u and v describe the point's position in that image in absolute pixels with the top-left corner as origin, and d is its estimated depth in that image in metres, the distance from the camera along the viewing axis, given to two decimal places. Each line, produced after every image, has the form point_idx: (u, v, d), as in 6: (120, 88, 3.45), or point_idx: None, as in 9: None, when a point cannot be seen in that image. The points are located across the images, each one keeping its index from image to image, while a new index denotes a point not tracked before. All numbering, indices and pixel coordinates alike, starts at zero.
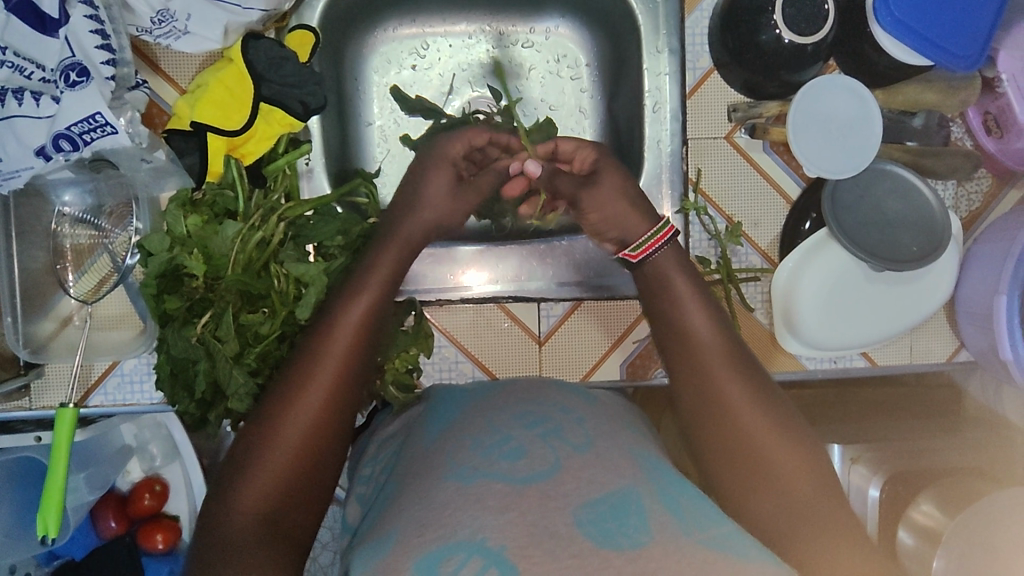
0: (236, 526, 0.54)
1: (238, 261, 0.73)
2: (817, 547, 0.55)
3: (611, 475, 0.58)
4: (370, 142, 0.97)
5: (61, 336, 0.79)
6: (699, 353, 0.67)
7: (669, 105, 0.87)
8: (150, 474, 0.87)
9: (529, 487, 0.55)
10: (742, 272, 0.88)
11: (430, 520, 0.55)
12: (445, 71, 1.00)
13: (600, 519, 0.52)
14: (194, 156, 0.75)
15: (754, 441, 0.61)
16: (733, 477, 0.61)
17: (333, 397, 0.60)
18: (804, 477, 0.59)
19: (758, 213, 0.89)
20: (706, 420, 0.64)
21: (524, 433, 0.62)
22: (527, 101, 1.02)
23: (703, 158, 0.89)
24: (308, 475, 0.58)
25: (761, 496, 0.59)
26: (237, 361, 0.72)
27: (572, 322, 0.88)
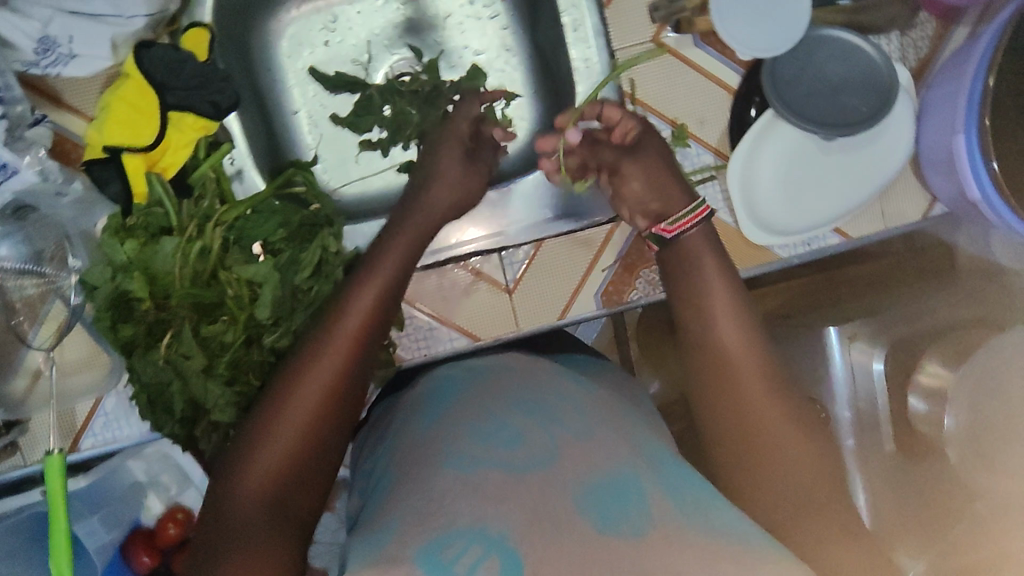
0: (238, 516, 0.53)
1: (185, 275, 0.71)
2: (821, 540, 0.51)
3: (610, 458, 0.58)
4: (300, 131, 0.95)
5: (36, 389, 0.79)
6: (710, 316, 0.65)
7: (588, 20, 0.83)
8: (171, 504, 0.88)
9: (528, 475, 0.56)
10: (695, 174, 0.86)
11: (433, 509, 0.54)
12: (359, 39, 0.97)
13: (600, 500, 0.52)
14: (116, 184, 0.74)
15: (766, 420, 0.58)
16: (741, 459, 0.58)
17: (338, 383, 0.60)
18: (814, 464, 0.56)
19: (702, 111, 0.86)
20: (715, 388, 0.61)
21: (522, 419, 0.63)
22: (450, 52, 0.98)
23: (635, 68, 0.86)
24: (321, 442, 0.58)
25: (766, 478, 0.56)
26: (208, 373, 0.72)
27: (537, 264, 0.86)
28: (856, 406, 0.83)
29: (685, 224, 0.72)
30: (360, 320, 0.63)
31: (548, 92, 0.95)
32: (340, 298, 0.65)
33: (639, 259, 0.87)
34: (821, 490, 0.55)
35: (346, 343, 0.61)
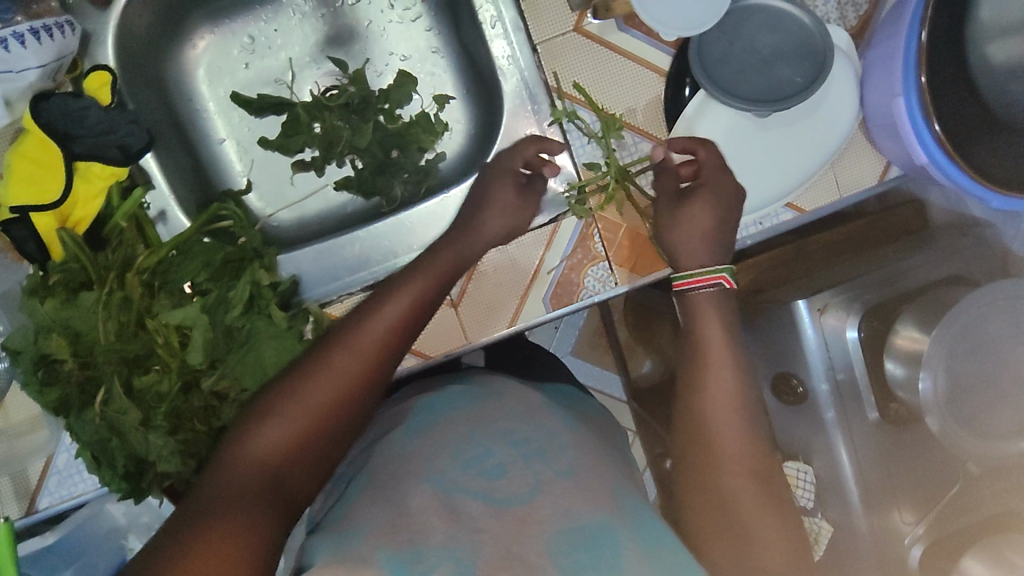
0: (245, 471, 0.56)
1: (109, 328, 0.69)
2: None
3: (587, 505, 0.59)
4: (229, 159, 0.92)
5: None
6: (709, 379, 0.66)
7: (507, 14, 0.80)
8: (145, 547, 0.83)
9: (505, 510, 0.58)
10: (633, 165, 0.83)
11: (403, 520, 0.57)
12: (280, 57, 0.94)
13: (574, 550, 0.55)
14: (30, 244, 0.72)
15: (737, 488, 0.61)
16: (706, 526, 0.61)
17: (359, 378, 0.62)
18: (778, 546, 0.59)
19: (634, 97, 0.82)
20: (694, 451, 0.65)
21: (506, 451, 0.65)
22: (375, 60, 0.95)
23: (559, 61, 0.82)
24: (325, 427, 0.60)
25: (720, 545, 0.60)
26: (145, 425, 0.69)
27: (479, 275, 0.83)
28: (835, 379, 0.73)
29: (689, 284, 0.73)
30: (393, 326, 0.65)
31: (479, 92, 0.92)
32: (366, 306, 0.67)
33: (585, 256, 0.84)
34: (782, 570, 0.59)
35: (375, 344, 0.64)
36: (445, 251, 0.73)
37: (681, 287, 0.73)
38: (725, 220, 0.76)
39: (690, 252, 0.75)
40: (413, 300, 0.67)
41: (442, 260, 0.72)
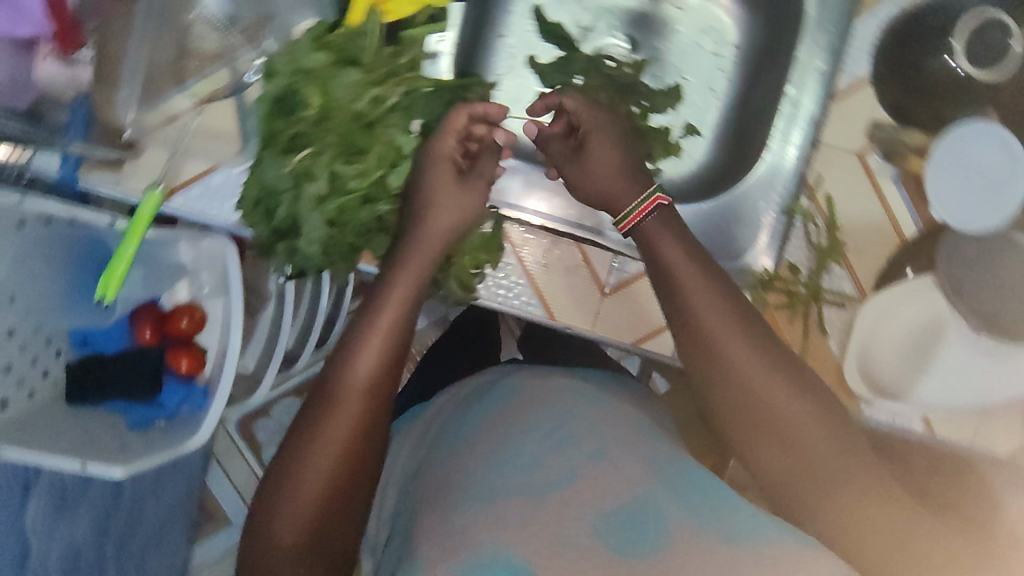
0: (281, 556, 0.60)
1: (351, 110, 0.75)
2: (836, 496, 0.62)
3: (628, 484, 0.64)
4: (497, 55, 0.97)
5: (167, 129, 0.79)
6: (704, 311, 0.67)
7: (808, 108, 0.83)
8: (193, 301, 1.12)
9: (549, 496, 0.63)
10: (829, 293, 0.83)
11: (455, 541, 0.60)
12: (590, 8, 0.98)
13: (619, 525, 0.61)
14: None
15: (752, 385, 0.65)
16: (746, 429, 0.66)
17: (354, 435, 0.62)
18: (813, 425, 0.64)
19: (863, 240, 0.84)
20: (695, 354, 0.68)
21: (538, 445, 0.69)
22: (662, 64, 0.98)
23: (828, 169, 0.84)
24: (346, 486, 0.62)
25: (766, 447, 0.65)
26: (319, 205, 0.74)
27: (642, 283, 0.85)
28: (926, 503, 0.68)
29: (632, 222, 0.75)
30: (373, 370, 0.63)
31: (730, 146, 0.94)
32: (354, 334, 0.65)
33: None
34: (827, 452, 0.63)
35: (362, 397, 0.62)
36: (417, 256, 0.69)
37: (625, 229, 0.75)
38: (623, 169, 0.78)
39: (615, 186, 0.77)
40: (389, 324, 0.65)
41: (410, 266, 0.68)
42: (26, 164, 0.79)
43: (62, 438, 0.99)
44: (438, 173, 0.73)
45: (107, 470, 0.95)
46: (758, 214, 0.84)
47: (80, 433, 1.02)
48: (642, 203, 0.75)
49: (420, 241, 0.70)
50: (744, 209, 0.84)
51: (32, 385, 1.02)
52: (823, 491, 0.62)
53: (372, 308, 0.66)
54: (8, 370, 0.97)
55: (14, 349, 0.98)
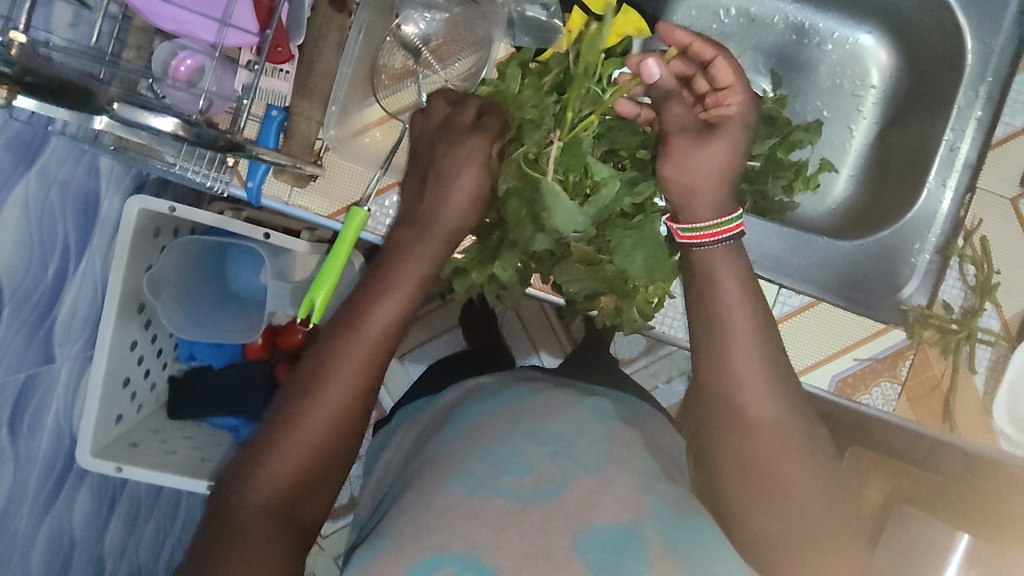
0: (247, 515, 0.57)
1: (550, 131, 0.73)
2: (798, 556, 0.61)
3: (618, 506, 0.60)
4: None
5: (357, 142, 0.76)
6: (735, 369, 0.62)
7: (965, 152, 0.87)
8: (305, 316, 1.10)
9: (531, 505, 0.59)
10: (983, 332, 0.86)
11: (428, 525, 0.58)
12: (740, 45, 1.02)
13: (599, 547, 0.57)
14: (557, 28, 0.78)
15: (776, 459, 0.60)
16: (743, 491, 0.61)
17: (354, 392, 0.62)
18: (818, 503, 0.60)
19: (1013, 281, 0.88)
20: (714, 398, 0.63)
21: (532, 448, 0.64)
22: (806, 99, 1.01)
23: (984, 211, 0.88)
24: (332, 451, 0.61)
25: (765, 514, 0.61)
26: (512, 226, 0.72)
27: (805, 316, 0.86)
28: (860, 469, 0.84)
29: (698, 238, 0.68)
30: (370, 357, 0.63)
31: (867, 182, 0.99)
32: (369, 290, 0.65)
33: (887, 369, 0.86)
34: (821, 523, 0.60)
35: (359, 382, 0.62)
36: (412, 246, 0.66)
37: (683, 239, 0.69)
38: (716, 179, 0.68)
39: (699, 198, 0.68)
40: (393, 317, 0.64)
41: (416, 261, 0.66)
42: (225, 191, 0.76)
43: (141, 450, 0.93)
44: (462, 158, 0.67)
45: None
46: (911, 252, 0.88)
47: (158, 442, 0.97)
48: (726, 224, 0.67)
49: (438, 230, 0.67)
50: (899, 248, 0.88)
51: (140, 399, 0.97)
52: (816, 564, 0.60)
53: (373, 293, 0.64)
54: (125, 384, 0.92)
55: (133, 361, 0.93)
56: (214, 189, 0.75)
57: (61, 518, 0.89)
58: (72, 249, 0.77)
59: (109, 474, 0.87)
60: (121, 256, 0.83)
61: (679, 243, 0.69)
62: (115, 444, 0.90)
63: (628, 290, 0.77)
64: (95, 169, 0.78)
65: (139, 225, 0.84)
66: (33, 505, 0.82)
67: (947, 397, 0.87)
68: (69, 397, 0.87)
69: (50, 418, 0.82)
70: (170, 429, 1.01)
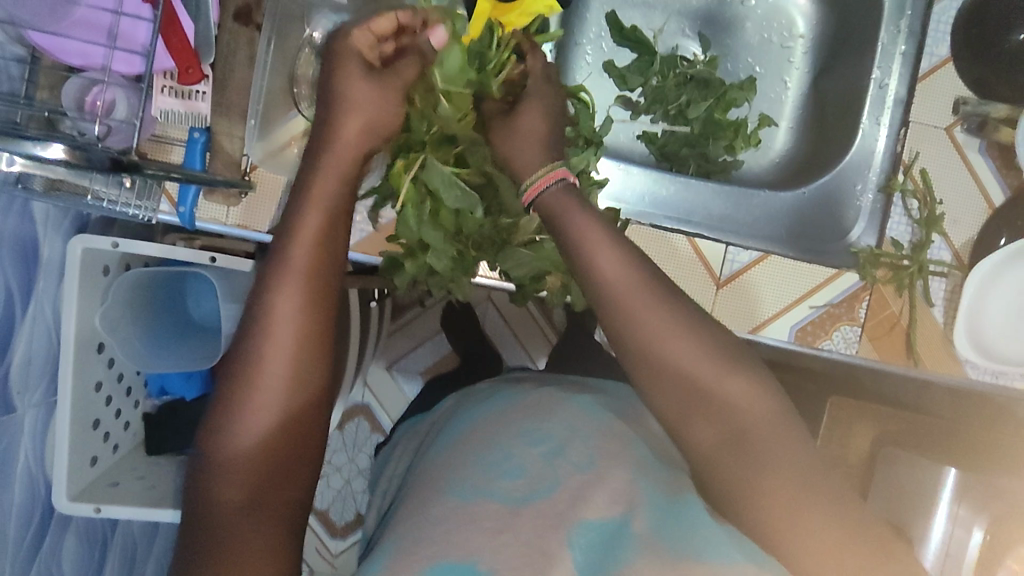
0: (218, 519, 0.55)
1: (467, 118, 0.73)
2: (777, 505, 0.56)
3: (608, 503, 0.59)
4: (577, 62, 1.00)
5: (285, 154, 0.76)
6: (656, 311, 0.58)
7: (894, 89, 0.88)
8: None
9: (525, 507, 0.59)
10: (935, 264, 0.86)
11: (423, 537, 0.57)
12: (665, 11, 1.02)
13: (589, 546, 0.56)
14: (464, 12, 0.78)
15: (729, 399, 0.57)
16: (707, 438, 0.58)
17: (293, 372, 0.56)
18: (779, 439, 0.57)
19: (958, 210, 0.87)
20: (645, 344, 0.58)
21: (526, 450, 0.64)
22: (736, 58, 1.02)
23: (921, 144, 0.87)
24: (292, 439, 0.57)
25: (766, 489, 0.55)
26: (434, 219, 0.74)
27: (757, 271, 0.86)
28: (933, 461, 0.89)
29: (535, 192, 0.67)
30: (290, 351, 0.56)
31: (806, 132, 1.00)
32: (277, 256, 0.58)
33: (846, 313, 0.86)
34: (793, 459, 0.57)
35: (284, 377, 0.56)
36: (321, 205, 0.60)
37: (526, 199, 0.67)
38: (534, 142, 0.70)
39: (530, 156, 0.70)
40: (297, 298, 0.57)
41: (310, 239, 0.58)
42: (155, 218, 0.76)
43: (119, 488, 0.92)
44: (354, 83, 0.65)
45: None
46: (853, 194, 0.89)
47: (136, 478, 0.97)
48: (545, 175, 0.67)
49: (320, 196, 0.60)
50: (839, 191, 0.89)
51: (115, 438, 0.97)
52: (799, 500, 0.56)
53: (269, 279, 0.57)
54: (96, 425, 0.92)
55: (101, 403, 0.92)
56: (145, 218, 0.76)
57: (47, 565, 0.88)
58: (18, 296, 0.77)
59: (90, 515, 0.87)
60: (70, 296, 0.83)
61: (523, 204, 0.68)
62: (93, 486, 0.90)
63: (572, 265, 0.77)
64: (30, 215, 0.78)
65: (84, 264, 0.83)
66: (15, 555, 0.82)
67: (908, 332, 0.86)
68: (39, 443, 0.86)
69: (20, 465, 0.82)
70: (150, 465, 1.01)
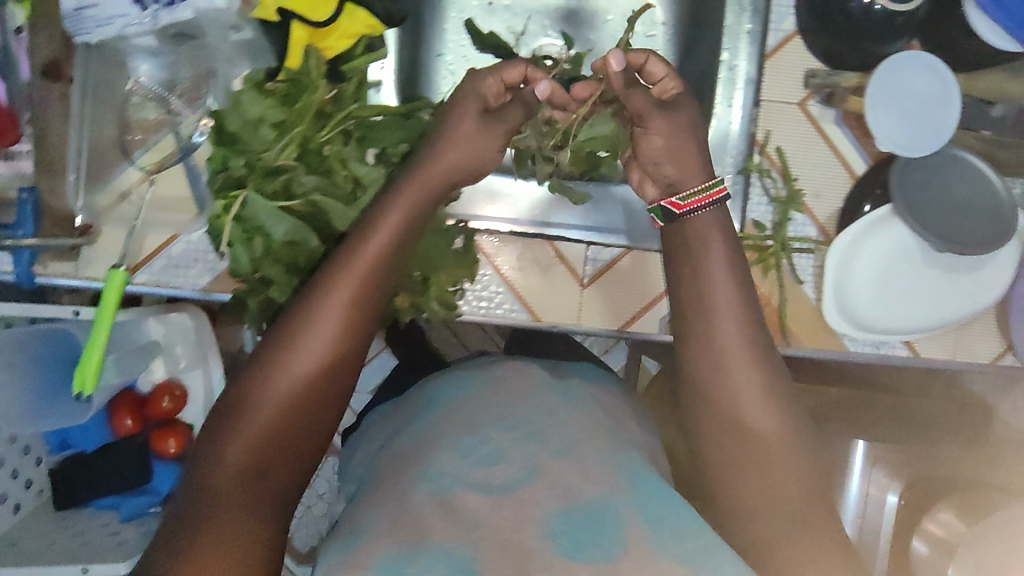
0: (224, 479, 0.60)
1: (289, 150, 0.71)
2: (776, 533, 0.60)
3: (587, 484, 0.60)
4: (437, 73, 0.95)
5: (119, 207, 0.78)
6: (718, 329, 0.67)
7: (744, 68, 0.86)
8: (172, 378, 1.07)
9: (506, 496, 0.59)
10: (797, 242, 0.86)
11: (405, 521, 0.59)
12: (522, 11, 0.99)
13: (573, 529, 0.56)
14: (275, 47, 0.76)
15: (759, 427, 0.64)
16: (722, 453, 0.64)
17: (329, 358, 0.64)
18: (787, 465, 0.63)
19: (822, 184, 0.86)
20: (700, 359, 0.67)
21: (502, 435, 0.65)
22: (598, 53, 1.00)
23: (775, 124, 0.86)
24: (306, 415, 0.63)
25: (752, 514, 0.62)
26: (268, 252, 0.71)
27: (618, 268, 0.87)
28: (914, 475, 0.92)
29: (694, 205, 0.72)
30: (330, 339, 0.64)
31: None
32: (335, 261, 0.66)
33: None
34: (796, 490, 0.62)
35: (307, 371, 0.63)
36: (381, 224, 0.66)
37: (683, 209, 0.72)
38: (684, 145, 0.74)
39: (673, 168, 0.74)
40: (349, 295, 0.65)
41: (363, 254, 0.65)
42: None
43: (20, 549, 0.93)
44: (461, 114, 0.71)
45: (111, 567, 0.92)
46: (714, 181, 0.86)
47: (36, 537, 0.96)
48: (711, 189, 0.72)
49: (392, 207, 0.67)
50: None
51: (15, 499, 0.98)
52: (789, 526, 0.61)
53: (326, 277, 0.65)
54: None
55: None
56: None
57: None
58: None
59: None
60: None
61: (679, 216, 0.72)
62: None
63: (420, 285, 0.78)
64: None
65: None
66: None
67: (778, 313, 0.86)
68: None
69: None
70: (58, 522, 1.02)
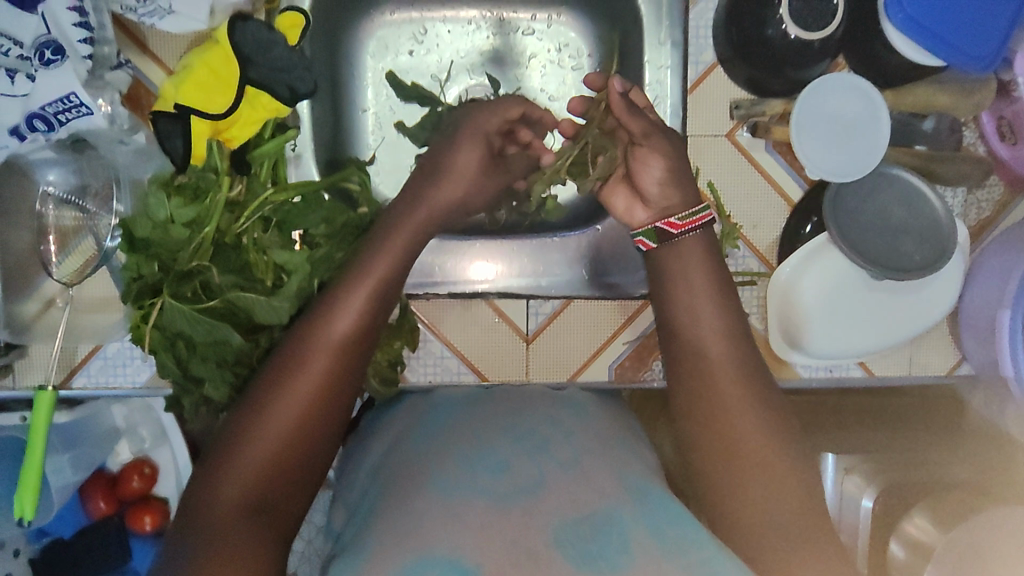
0: (219, 508, 0.50)
1: (201, 248, 0.70)
2: (783, 550, 0.51)
3: (595, 496, 0.52)
4: (364, 131, 0.93)
5: (45, 316, 0.78)
6: (692, 331, 0.63)
7: (670, 99, 0.84)
8: (139, 456, 0.85)
9: (513, 504, 0.51)
10: (738, 275, 0.85)
11: (411, 530, 0.50)
12: (444, 57, 0.95)
13: (579, 538, 0.48)
14: (177, 140, 0.74)
15: (749, 440, 0.56)
16: (713, 461, 0.57)
17: (339, 371, 0.56)
18: (786, 474, 0.55)
19: (757, 213, 0.85)
20: (686, 374, 0.61)
21: (510, 448, 0.58)
22: (527, 91, 0.96)
23: (704, 158, 0.84)
24: (312, 435, 0.55)
25: (754, 531, 0.53)
26: (196, 355, 0.69)
27: (561, 321, 0.87)
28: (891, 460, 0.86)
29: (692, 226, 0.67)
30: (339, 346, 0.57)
31: None
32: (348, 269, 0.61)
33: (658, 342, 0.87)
34: (799, 500, 0.54)
35: (317, 384, 0.55)
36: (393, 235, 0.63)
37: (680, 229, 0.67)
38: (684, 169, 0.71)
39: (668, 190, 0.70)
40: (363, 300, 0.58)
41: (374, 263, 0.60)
42: None
43: None
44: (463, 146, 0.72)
45: None
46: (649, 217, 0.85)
47: None
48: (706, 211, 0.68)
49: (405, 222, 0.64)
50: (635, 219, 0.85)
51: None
52: (797, 548, 0.51)
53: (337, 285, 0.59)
54: None
55: None
56: None
57: None
58: None
59: None
60: None
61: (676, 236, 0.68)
62: None
63: None
64: None
65: None
66: None
67: None
68: None
69: None
70: None
